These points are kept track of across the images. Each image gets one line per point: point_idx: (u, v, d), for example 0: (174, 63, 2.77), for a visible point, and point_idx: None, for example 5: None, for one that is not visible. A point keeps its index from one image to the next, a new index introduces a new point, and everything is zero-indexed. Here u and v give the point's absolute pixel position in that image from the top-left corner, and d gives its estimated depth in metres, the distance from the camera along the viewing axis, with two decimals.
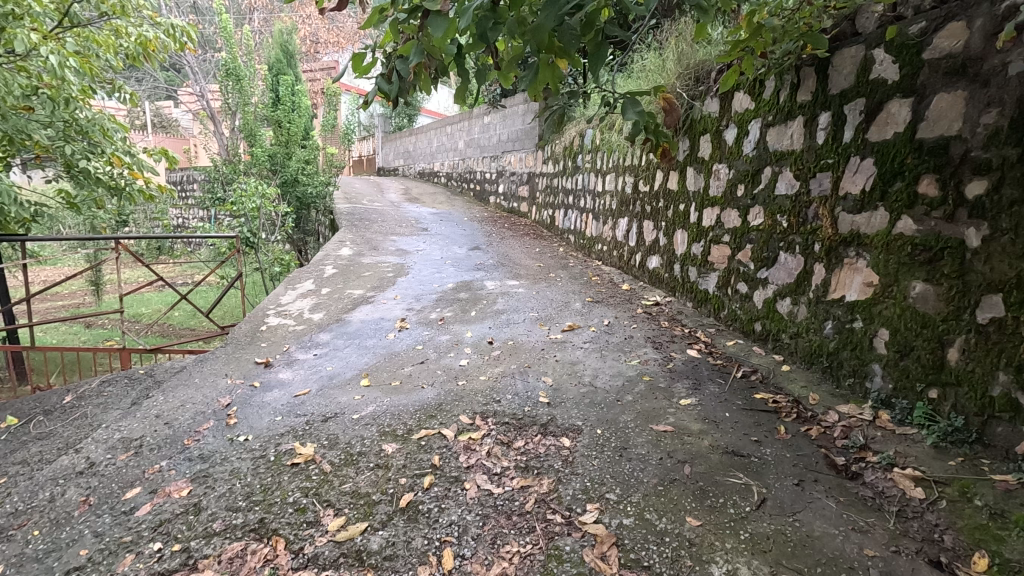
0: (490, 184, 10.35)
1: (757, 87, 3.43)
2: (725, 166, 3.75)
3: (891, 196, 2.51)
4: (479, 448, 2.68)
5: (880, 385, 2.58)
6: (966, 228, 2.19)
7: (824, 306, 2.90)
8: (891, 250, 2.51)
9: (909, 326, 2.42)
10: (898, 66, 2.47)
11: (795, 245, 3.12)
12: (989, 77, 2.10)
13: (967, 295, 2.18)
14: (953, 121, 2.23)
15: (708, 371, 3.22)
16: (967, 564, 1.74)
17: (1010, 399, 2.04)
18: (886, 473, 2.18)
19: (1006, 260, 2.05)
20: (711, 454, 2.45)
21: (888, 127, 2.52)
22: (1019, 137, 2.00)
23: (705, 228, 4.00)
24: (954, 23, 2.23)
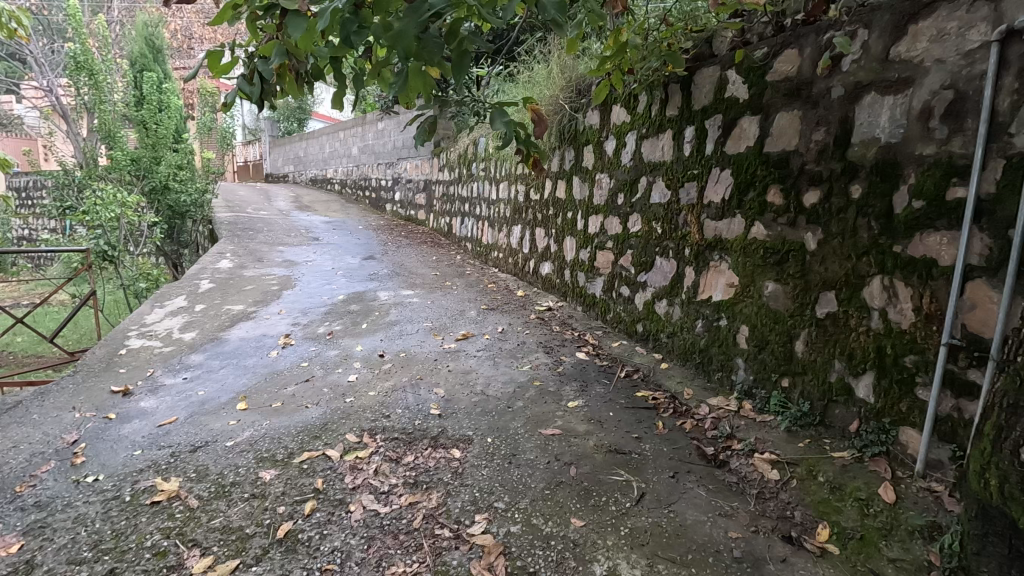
0: (386, 191, 10.11)
1: (631, 101, 3.63)
2: (607, 176, 3.93)
3: (746, 204, 2.75)
4: (365, 467, 2.57)
5: (743, 377, 2.80)
6: (805, 233, 2.45)
7: (695, 305, 3.12)
8: (748, 253, 2.75)
9: (765, 322, 2.66)
10: (747, 86, 2.72)
11: (669, 249, 3.33)
12: (818, 99, 2.37)
13: (809, 292, 2.44)
14: (792, 137, 2.49)
15: (595, 373, 3.34)
16: (812, 536, 1.94)
17: (845, 383, 2.29)
18: (747, 459, 2.37)
19: (836, 261, 2.31)
20: (595, 454, 2.54)
21: (741, 142, 2.76)
22: (843, 153, 2.27)
23: (590, 236, 4.17)
24: (789, 49, 2.50)
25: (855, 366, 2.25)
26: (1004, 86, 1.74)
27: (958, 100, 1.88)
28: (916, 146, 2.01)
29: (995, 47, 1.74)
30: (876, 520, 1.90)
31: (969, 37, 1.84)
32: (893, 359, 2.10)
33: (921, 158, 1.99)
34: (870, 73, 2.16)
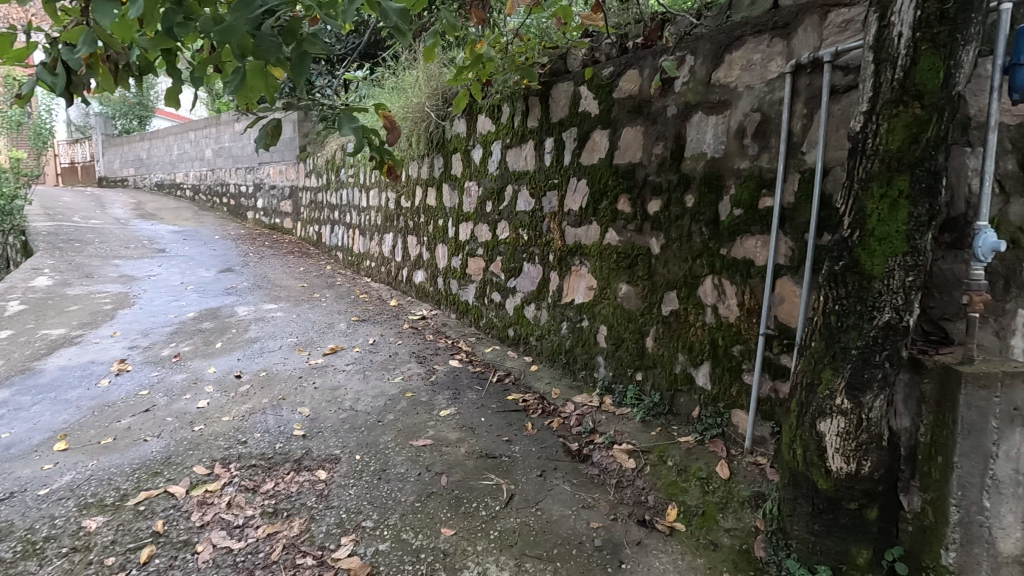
0: (247, 198, 9.35)
1: (495, 111, 3.72)
2: (475, 183, 3.98)
3: (600, 211, 2.94)
4: (217, 500, 2.33)
5: (604, 374, 2.98)
6: (650, 238, 2.67)
7: (560, 308, 3.26)
8: (604, 257, 2.94)
9: (621, 322, 2.85)
10: (597, 101, 2.92)
11: (535, 255, 3.45)
12: (656, 117, 2.61)
13: (656, 293, 2.66)
14: (636, 150, 2.71)
15: (467, 380, 3.35)
16: (663, 517, 2.12)
17: (687, 374, 2.53)
18: (608, 451, 2.52)
19: (677, 263, 2.55)
20: (467, 461, 2.54)
21: (594, 153, 2.95)
22: (678, 165, 2.52)
23: (461, 243, 4.19)
24: (631, 70, 2.72)
25: (695, 358, 2.49)
26: (796, 111, 2.04)
27: (764, 122, 2.17)
28: (735, 161, 2.28)
29: (788, 78, 2.05)
30: (714, 495, 2.12)
31: (770, 68, 2.14)
32: (724, 349, 2.36)
33: (739, 171, 2.27)
34: (697, 95, 2.42)
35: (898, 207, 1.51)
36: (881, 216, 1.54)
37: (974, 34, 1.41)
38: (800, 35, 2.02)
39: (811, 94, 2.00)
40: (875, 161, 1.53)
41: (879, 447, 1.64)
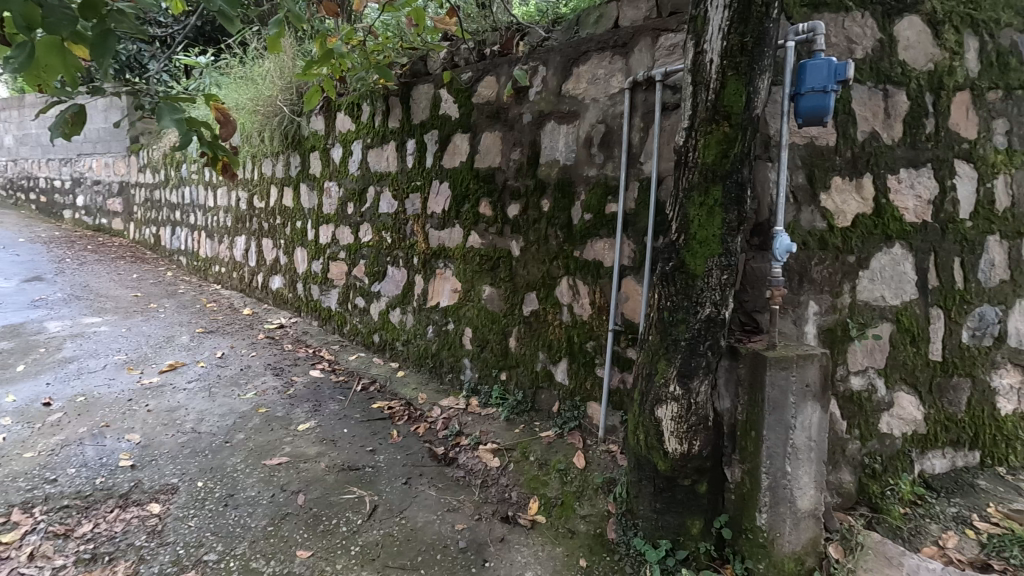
0: (63, 195, 8.03)
1: (354, 109, 3.58)
2: (335, 184, 3.80)
3: (462, 214, 2.95)
4: (14, 553, 1.97)
5: (470, 375, 2.99)
6: (511, 241, 2.75)
7: (426, 312, 3.23)
8: (467, 260, 2.97)
9: (485, 323, 2.90)
10: (457, 105, 2.93)
11: (399, 258, 3.38)
12: (513, 123, 2.69)
13: (516, 294, 2.74)
14: (495, 155, 2.78)
15: (329, 390, 3.18)
16: (525, 511, 2.19)
17: (547, 371, 2.64)
18: (473, 452, 2.54)
19: (535, 265, 2.65)
20: (326, 475, 2.42)
21: (456, 157, 2.96)
22: (534, 171, 2.62)
23: (322, 247, 3.98)
24: (489, 76, 2.78)
25: (553, 355, 2.60)
26: (635, 124, 2.22)
27: (608, 133, 2.34)
28: (584, 168, 2.43)
29: (627, 93, 2.23)
30: (572, 485, 2.24)
31: (612, 83, 2.32)
32: (579, 345, 2.50)
33: (588, 178, 2.43)
34: (549, 104, 2.54)
35: (714, 213, 1.71)
36: (701, 221, 1.73)
37: (767, 65, 1.64)
38: (636, 55, 2.21)
39: (647, 109, 2.19)
40: (695, 173, 1.72)
41: (706, 427, 1.84)
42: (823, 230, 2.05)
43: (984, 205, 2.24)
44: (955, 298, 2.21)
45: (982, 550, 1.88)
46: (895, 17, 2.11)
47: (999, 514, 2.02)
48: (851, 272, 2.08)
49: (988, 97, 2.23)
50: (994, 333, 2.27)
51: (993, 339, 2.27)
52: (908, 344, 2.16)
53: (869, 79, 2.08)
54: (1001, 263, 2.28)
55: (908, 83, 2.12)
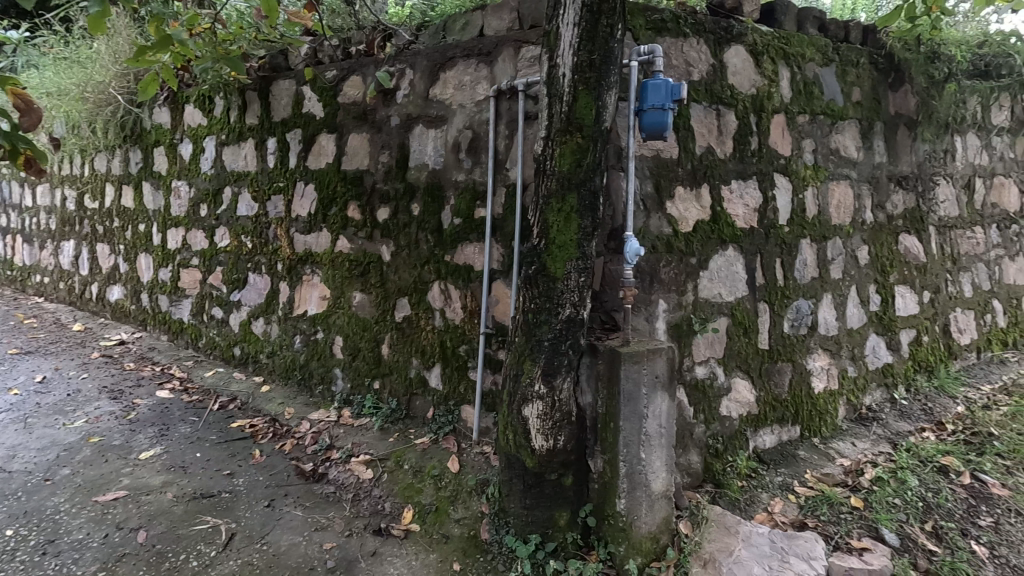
0: None
1: (206, 102, 3.28)
2: (185, 184, 3.45)
3: (329, 218, 2.83)
4: None
5: (342, 386, 2.85)
6: (381, 245, 2.68)
7: (292, 321, 3.03)
8: (335, 265, 2.84)
9: (356, 331, 2.79)
10: (321, 104, 2.81)
11: (261, 264, 3.15)
12: (381, 125, 2.63)
13: (388, 299, 2.68)
14: (363, 157, 2.69)
15: (180, 412, 2.87)
16: (399, 521, 2.14)
17: (421, 377, 2.61)
18: (345, 465, 2.43)
19: (407, 269, 2.62)
20: (174, 507, 2.18)
21: (321, 158, 2.83)
22: (403, 174, 2.59)
23: (171, 253, 3.59)
24: (354, 76, 2.69)
25: (427, 361, 2.58)
26: (500, 131, 2.28)
27: (475, 139, 2.38)
28: (453, 173, 2.45)
29: (492, 101, 2.28)
30: (446, 489, 2.23)
31: (478, 90, 2.36)
32: (452, 349, 2.51)
33: (456, 183, 2.45)
34: (417, 107, 2.52)
35: (571, 219, 1.81)
36: (559, 226, 1.82)
37: (614, 82, 1.76)
38: (500, 64, 2.27)
39: (511, 118, 2.26)
40: (553, 181, 1.80)
41: (569, 422, 1.94)
42: (669, 234, 2.25)
43: (797, 213, 2.60)
44: (778, 294, 2.55)
45: (801, 511, 2.17)
46: (724, 45, 2.37)
47: (814, 479, 2.35)
48: (694, 272, 2.31)
49: (798, 121, 2.60)
50: (808, 323, 2.65)
51: (807, 329, 2.64)
52: (741, 335, 2.44)
53: (704, 99, 2.32)
54: (812, 262, 2.66)
55: (736, 105, 2.40)
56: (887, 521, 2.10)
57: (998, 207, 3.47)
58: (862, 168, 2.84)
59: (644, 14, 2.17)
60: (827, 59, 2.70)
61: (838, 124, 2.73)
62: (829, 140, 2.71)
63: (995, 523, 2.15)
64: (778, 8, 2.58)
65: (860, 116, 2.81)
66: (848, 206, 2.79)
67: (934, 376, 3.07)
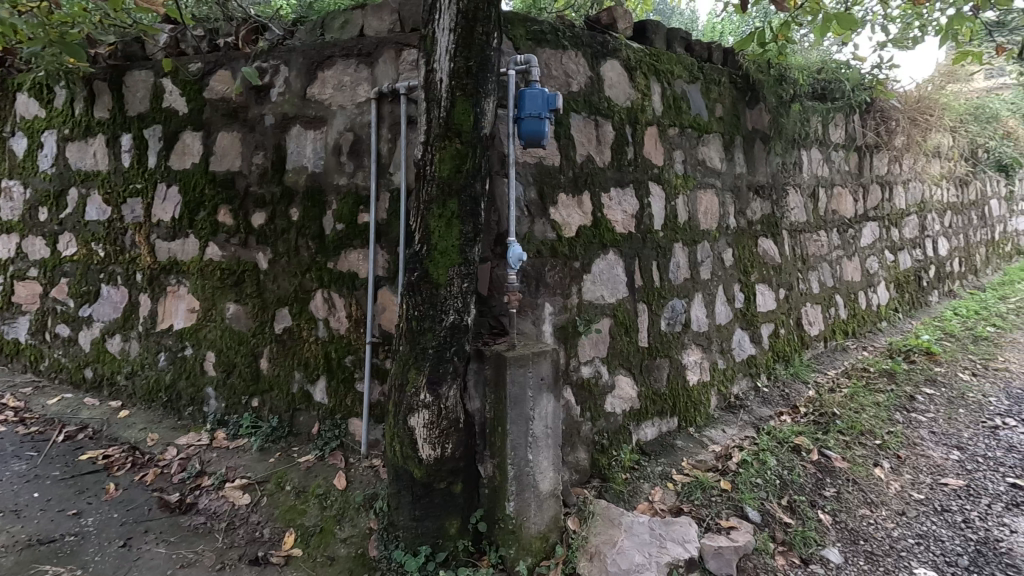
0: None
1: (44, 91, 2.89)
2: (19, 184, 3.01)
3: (197, 223, 2.59)
4: None
5: (215, 406, 2.61)
6: (257, 253, 2.50)
7: (155, 337, 2.74)
8: (205, 275, 2.61)
9: (230, 345, 2.57)
10: (184, 99, 2.57)
11: (116, 275, 2.82)
12: (254, 124, 2.46)
13: (266, 310, 2.51)
14: (234, 158, 2.50)
15: (14, 447, 2.49)
16: (279, 547, 2.01)
17: (305, 392, 2.47)
18: (218, 492, 2.23)
19: (286, 278, 2.47)
20: (3, 559, 1.89)
21: (185, 158, 2.59)
22: (280, 177, 2.44)
23: (2, 263, 3.11)
24: (222, 70, 2.50)
25: (311, 374, 2.45)
26: (382, 134, 2.23)
27: (356, 142, 2.30)
28: (334, 176, 2.35)
29: (373, 103, 2.22)
30: (331, 508, 2.12)
31: (358, 91, 2.28)
32: (337, 361, 2.40)
33: (338, 187, 2.35)
34: (293, 107, 2.38)
35: (452, 225, 1.80)
36: (441, 232, 1.81)
37: (491, 89, 1.78)
38: (381, 65, 2.22)
39: (393, 121, 2.22)
40: (433, 186, 1.79)
41: (457, 429, 1.93)
42: (553, 239, 2.31)
43: (670, 219, 2.80)
44: (655, 294, 2.72)
45: (677, 497, 2.32)
46: (601, 59, 2.49)
47: (689, 466, 2.52)
48: (577, 276, 2.39)
49: (669, 133, 2.79)
50: (682, 321, 2.85)
51: (681, 326, 2.84)
52: (622, 335, 2.57)
53: (583, 110, 2.42)
54: (684, 264, 2.87)
55: (613, 116, 2.53)
56: (750, 499, 2.30)
57: (838, 214, 3.96)
58: (725, 178, 3.12)
59: (524, 24, 2.23)
60: (693, 77, 2.93)
61: (704, 137, 2.98)
62: (696, 152, 2.94)
63: (837, 493, 2.44)
64: (649, 27, 2.76)
65: (723, 130, 3.08)
66: (714, 212, 3.05)
67: (790, 364, 3.43)
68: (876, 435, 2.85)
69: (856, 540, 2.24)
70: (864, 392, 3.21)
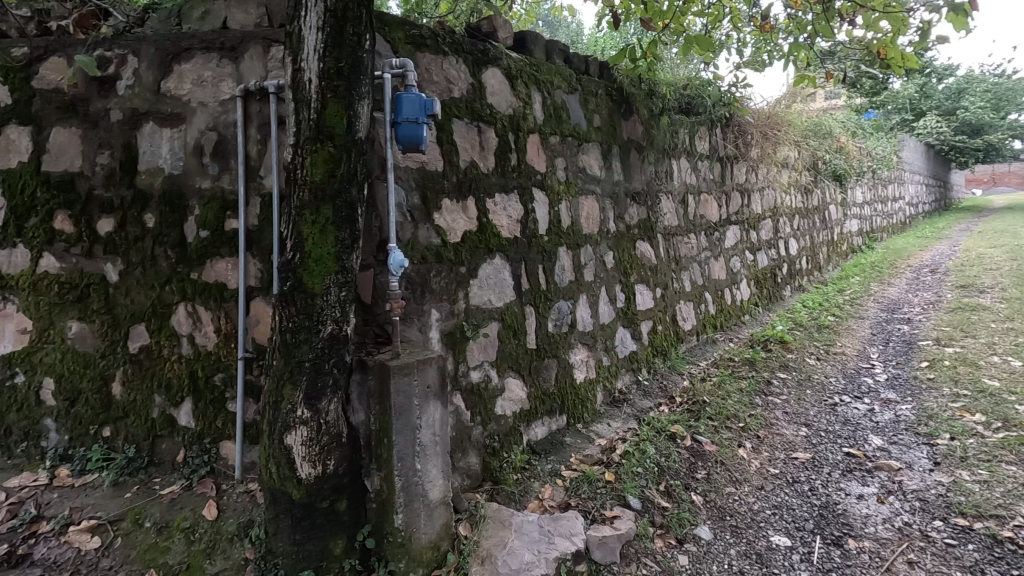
0: None
1: None
2: None
3: (26, 231, 2.22)
4: None
5: (56, 440, 2.27)
6: (104, 263, 2.21)
7: None
8: (37, 290, 2.25)
9: (73, 369, 2.25)
10: (6, 88, 2.20)
11: None
12: (97, 120, 2.19)
13: (118, 328, 2.23)
14: (74, 157, 2.19)
15: None
16: None
17: (167, 416, 2.23)
18: (59, 538, 1.95)
19: (141, 291, 2.22)
20: None
21: (9, 155, 2.21)
22: (131, 179, 2.19)
23: None
24: (55, 57, 2.19)
25: (174, 396, 2.22)
26: (251, 135, 2.09)
27: (221, 142, 2.14)
28: (196, 179, 2.16)
29: (239, 102, 2.07)
30: (200, 542, 1.94)
31: (221, 88, 2.12)
32: (205, 380, 2.20)
33: (201, 191, 2.17)
34: (144, 102, 2.16)
35: (327, 231, 1.73)
36: (315, 239, 1.72)
37: (365, 92, 1.74)
38: (246, 61, 2.08)
39: (263, 121, 2.09)
40: (305, 191, 1.70)
41: (339, 444, 1.85)
42: (438, 245, 2.30)
43: (554, 224, 2.89)
44: (541, 297, 2.80)
45: (566, 493, 2.40)
46: (482, 66, 2.52)
47: (577, 461, 2.63)
48: (464, 280, 2.40)
49: (550, 141, 2.89)
50: (568, 321, 2.96)
51: (568, 327, 2.95)
52: (511, 338, 2.62)
53: (465, 116, 2.43)
54: (569, 267, 2.98)
55: (495, 123, 2.57)
56: (631, 488, 2.43)
57: (705, 218, 4.34)
58: (604, 185, 3.29)
59: (402, 28, 2.19)
60: (572, 88, 3.06)
61: (583, 145, 3.12)
62: (577, 160, 3.08)
63: (708, 475, 2.67)
64: (528, 38, 2.84)
65: (601, 139, 3.25)
66: (595, 217, 3.20)
67: (668, 358, 3.70)
68: (739, 418, 3.15)
69: (723, 516, 2.45)
70: (730, 380, 3.54)
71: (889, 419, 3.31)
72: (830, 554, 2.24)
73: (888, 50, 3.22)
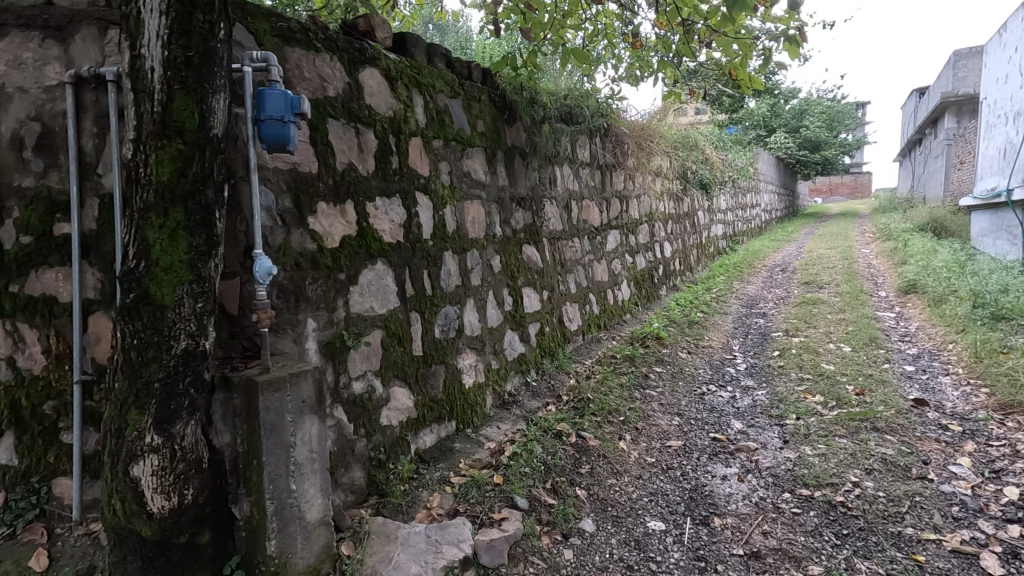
0: None
1: None
2: None
3: None
4: None
5: None
6: None
7: None
8: None
9: None
10: None
11: None
12: None
13: None
14: None
15: None
16: None
17: None
18: None
19: None
20: None
21: None
22: None
23: None
24: None
25: None
26: (84, 127, 1.84)
27: (47, 134, 1.86)
28: (14, 176, 1.85)
29: (68, 88, 1.82)
30: None
31: (46, 72, 1.85)
32: (30, 410, 1.90)
33: (21, 190, 1.87)
34: None
35: (177, 237, 1.56)
36: (163, 246, 1.55)
37: (220, 86, 1.61)
38: (78, 44, 1.85)
39: (100, 112, 1.85)
40: (150, 192, 1.53)
41: (199, 471, 1.67)
42: (313, 250, 2.17)
43: (438, 228, 2.86)
44: (426, 302, 2.75)
45: (454, 499, 2.38)
46: (359, 65, 2.43)
47: (465, 466, 2.61)
48: (342, 288, 2.29)
49: (433, 145, 2.86)
50: (456, 326, 2.95)
51: (455, 332, 2.94)
52: (395, 345, 2.54)
53: (341, 116, 2.33)
54: (455, 272, 2.97)
55: (374, 125, 2.49)
56: (518, 489, 2.47)
57: (587, 223, 4.54)
58: (489, 190, 3.32)
59: (267, 19, 2.04)
60: (454, 93, 3.05)
61: (467, 150, 3.12)
62: (461, 164, 3.08)
63: (591, 469, 2.78)
64: (408, 40, 2.79)
65: (485, 144, 3.28)
66: (481, 222, 3.22)
67: (555, 358, 3.82)
68: (620, 413, 3.33)
69: (605, 507, 2.57)
70: (612, 376, 3.74)
71: (748, 404, 3.68)
72: (699, 533, 2.43)
73: (738, 73, 3.59)
